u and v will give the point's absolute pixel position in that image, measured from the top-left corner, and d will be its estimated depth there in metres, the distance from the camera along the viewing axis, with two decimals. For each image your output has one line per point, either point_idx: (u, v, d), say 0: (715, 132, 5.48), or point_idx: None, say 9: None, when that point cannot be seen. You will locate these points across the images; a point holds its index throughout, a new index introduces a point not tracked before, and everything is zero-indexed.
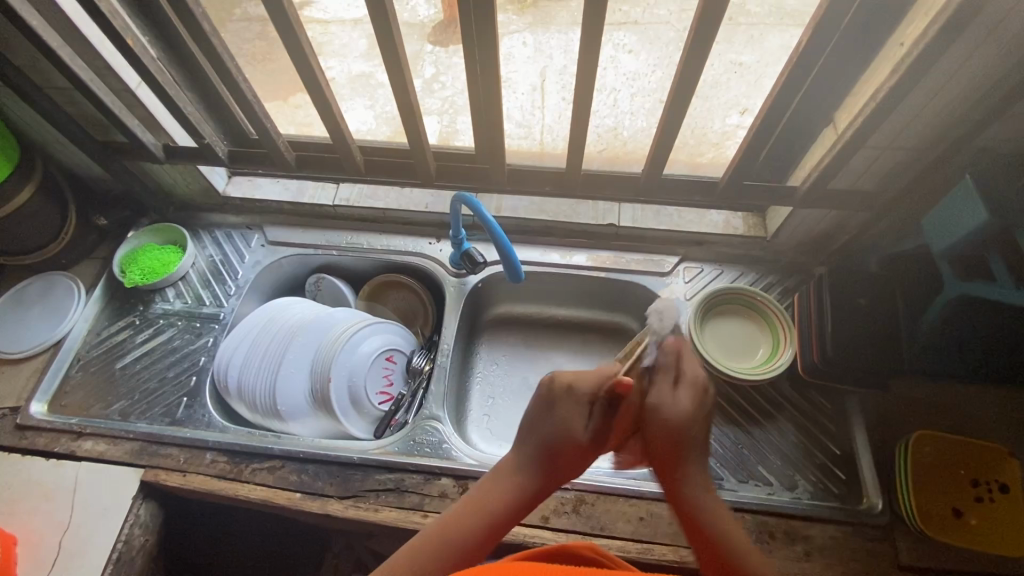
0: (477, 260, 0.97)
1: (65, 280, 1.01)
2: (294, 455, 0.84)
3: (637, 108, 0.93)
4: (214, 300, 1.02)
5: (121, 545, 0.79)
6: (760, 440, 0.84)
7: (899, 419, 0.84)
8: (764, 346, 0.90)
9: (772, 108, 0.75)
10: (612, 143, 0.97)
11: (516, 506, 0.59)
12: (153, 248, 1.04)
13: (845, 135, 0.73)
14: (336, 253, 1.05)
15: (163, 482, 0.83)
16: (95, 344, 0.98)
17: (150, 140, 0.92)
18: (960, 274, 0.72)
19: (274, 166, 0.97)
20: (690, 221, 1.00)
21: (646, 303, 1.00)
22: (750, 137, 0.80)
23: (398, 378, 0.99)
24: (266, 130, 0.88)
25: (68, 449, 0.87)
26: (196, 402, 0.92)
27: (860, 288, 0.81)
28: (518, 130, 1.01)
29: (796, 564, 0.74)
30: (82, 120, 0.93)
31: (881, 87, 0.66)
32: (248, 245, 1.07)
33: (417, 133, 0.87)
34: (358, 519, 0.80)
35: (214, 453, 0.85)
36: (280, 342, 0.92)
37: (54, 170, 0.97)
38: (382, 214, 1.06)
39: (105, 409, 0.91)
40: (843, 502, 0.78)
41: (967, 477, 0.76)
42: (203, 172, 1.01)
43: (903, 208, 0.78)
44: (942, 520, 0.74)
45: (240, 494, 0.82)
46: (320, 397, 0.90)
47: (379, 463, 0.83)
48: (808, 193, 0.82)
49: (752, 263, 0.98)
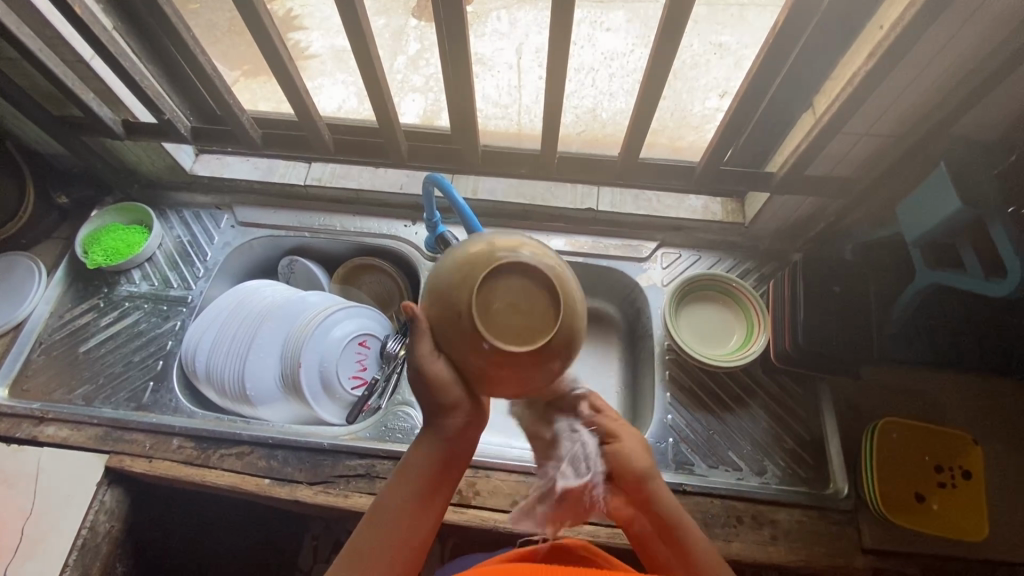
0: (452, 244, 0.95)
1: (23, 261, 0.97)
2: (262, 441, 0.83)
3: (616, 89, 0.87)
4: (182, 282, 0.99)
5: (85, 532, 0.77)
6: (731, 426, 0.85)
7: (868, 405, 0.85)
8: (738, 333, 0.90)
9: (749, 92, 0.73)
10: (591, 126, 0.92)
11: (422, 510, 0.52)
12: (118, 228, 1.01)
13: (822, 121, 0.72)
14: (308, 235, 1.03)
15: (128, 468, 0.82)
16: (57, 327, 0.95)
17: (107, 114, 0.88)
18: (932, 263, 0.71)
19: (241, 145, 0.94)
20: (669, 206, 0.99)
21: (623, 288, 0.99)
22: (727, 122, 0.78)
23: (372, 363, 0.97)
24: (229, 106, 0.85)
25: (29, 434, 0.85)
26: (163, 386, 0.90)
27: (834, 275, 0.81)
28: (495, 111, 0.94)
29: (761, 548, 0.75)
30: (34, 92, 0.88)
31: (858, 72, 0.64)
32: (217, 225, 1.04)
33: (388, 109, 0.84)
34: (328, 505, 0.79)
35: (181, 438, 0.84)
36: (250, 325, 0.90)
37: (9, 146, 0.93)
38: (356, 195, 1.04)
39: (68, 394, 0.89)
40: (810, 487, 0.80)
41: (931, 463, 0.76)
42: (169, 149, 0.98)
43: (880, 195, 0.77)
44: (904, 505, 0.75)
45: (208, 479, 0.81)
46: (290, 381, 0.89)
47: (351, 450, 0.82)
48: (785, 179, 0.81)
49: (730, 249, 0.98)
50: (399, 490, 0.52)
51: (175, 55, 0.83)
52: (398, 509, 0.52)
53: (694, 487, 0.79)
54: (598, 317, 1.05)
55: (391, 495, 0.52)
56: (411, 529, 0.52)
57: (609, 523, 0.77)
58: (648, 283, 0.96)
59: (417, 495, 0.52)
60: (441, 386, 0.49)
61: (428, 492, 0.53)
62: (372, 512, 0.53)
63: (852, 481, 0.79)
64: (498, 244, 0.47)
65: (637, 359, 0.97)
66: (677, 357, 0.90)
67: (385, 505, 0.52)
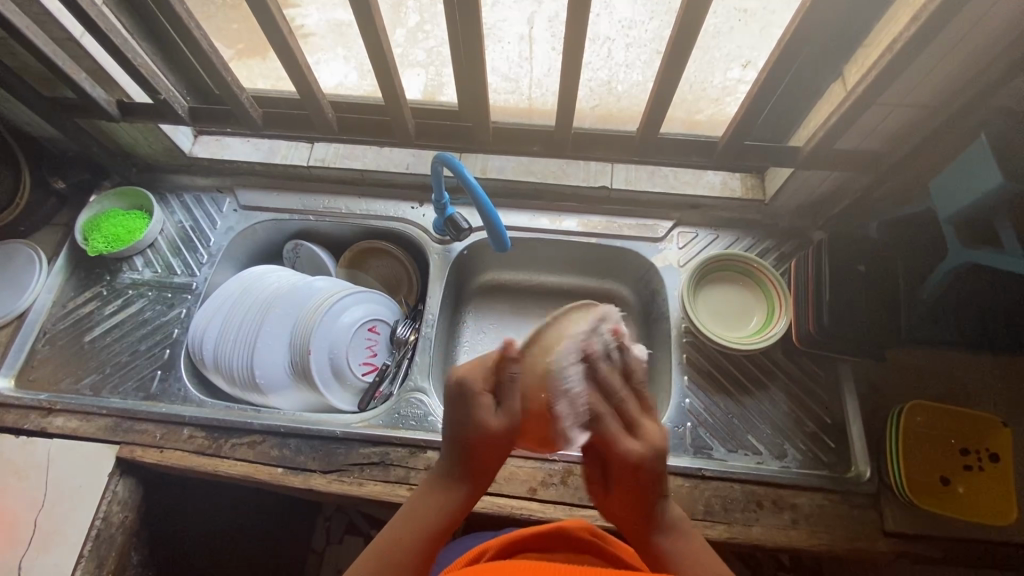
0: (462, 226, 0.91)
1: (22, 249, 0.95)
2: (274, 430, 0.81)
3: (633, 60, 0.81)
4: (186, 268, 0.97)
5: (99, 523, 0.77)
6: (751, 410, 0.83)
7: (891, 386, 0.83)
8: (758, 315, 0.88)
9: (777, 62, 0.69)
10: (606, 100, 0.88)
11: (444, 530, 0.56)
12: (117, 214, 0.98)
13: (854, 92, 0.68)
14: (313, 218, 1.00)
15: (140, 458, 0.81)
16: (61, 316, 0.94)
17: (101, 95, 0.84)
18: (966, 241, 0.68)
19: (240, 126, 0.91)
20: (685, 183, 0.95)
21: (638, 269, 0.97)
22: (752, 94, 0.74)
23: (382, 349, 0.96)
24: (227, 85, 0.81)
25: (39, 425, 0.83)
26: (171, 375, 0.89)
27: (860, 254, 0.78)
28: (505, 85, 0.88)
29: (782, 533, 0.74)
30: (23, 73, 0.84)
31: (897, 36, 0.60)
32: (219, 210, 1.01)
33: (393, 85, 0.80)
34: (342, 493, 0.77)
35: (191, 428, 0.83)
36: (257, 312, 0.88)
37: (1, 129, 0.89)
38: (360, 176, 1.00)
39: (75, 384, 0.88)
40: (831, 471, 0.78)
41: (956, 446, 0.75)
42: (166, 131, 0.94)
43: (913, 169, 0.73)
44: (929, 489, 0.73)
45: (220, 470, 0.79)
46: (300, 369, 0.87)
47: (364, 437, 0.81)
48: (811, 154, 0.78)
49: (748, 227, 0.95)
50: (405, 534, 0.55)
51: (168, 30, 0.79)
52: (404, 555, 0.53)
53: (713, 472, 0.78)
54: (612, 299, 1.02)
55: (397, 541, 0.54)
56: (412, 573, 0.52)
57: None
58: (663, 264, 0.93)
59: (423, 543, 0.54)
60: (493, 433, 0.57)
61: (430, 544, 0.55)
62: (377, 552, 0.53)
63: (874, 465, 0.78)
64: (563, 340, 0.59)
65: (653, 342, 0.95)
66: (695, 340, 0.88)
67: (392, 553, 0.53)
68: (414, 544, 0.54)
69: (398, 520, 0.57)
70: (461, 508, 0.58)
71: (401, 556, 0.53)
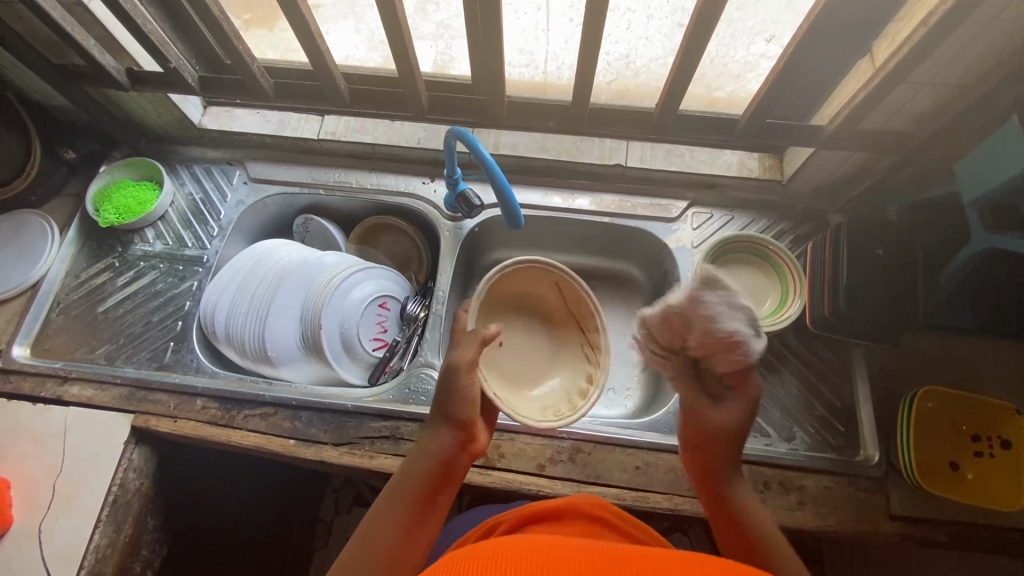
0: (474, 202, 0.90)
1: (35, 219, 0.95)
2: (286, 402, 0.82)
3: (653, 33, 0.80)
4: (197, 241, 0.97)
5: (116, 489, 0.78)
6: (760, 392, 0.83)
7: (904, 372, 0.82)
8: (773, 297, 0.87)
9: (803, 38, 0.66)
10: (624, 74, 0.86)
11: (432, 496, 0.59)
12: (127, 184, 0.97)
13: (884, 68, 0.66)
14: (323, 193, 0.99)
15: (154, 427, 0.81)
16: (74, 286, 0.94)
17: (111, 62, 0.83)
18: (990, 225, 0.66)
19: (251, 96, 0.89)
20: (702, 161, 0.94)
21: (651, 249, 0.96)
22: (775, 70, 0.72)
23: (393, 324, 0.96)
24: (237, 53, 0.79)
25: (55, 394, 0.84)
26: (184, 346, 0.89)
27: (879, 238, 0.76)
28: (520, 57, 0.86)
29: (788, 514, 0.74)
30: (31, 38, 0.83)
31: (935, 9, 0.58)
32: (229, 182, 1.00)
33: (407, 58, 0.78)
34: (353, 466, 0.78)
35: (204, 399, 0.83)
36: (269, 285, 0.88)
37: (10, 96, 0.88)
38: (371, 150, 0.99)
39: (89, 353, 0.89)
40: (839, 454, 0.79)
41: (968, 432, 0.74)
42: (176, 101, 0.93)
43: (940, 149, 0.71)
44: (938, 474, 0.73)
45: (233, 440, 0.80)
46: (312, 343, 0.88)
47: (375, 411, 0.81)
48: (834, 134, 0.76)
49: (765, 209, 0.93)
50: (390, 510, 0.57)
51: None
52: (390, 531, 0.55)
53: None
54: (623, 279, 1.02)
55: (384, 512, 0.57)
56: (400, 539, 0.55)
57: (635, 486, 0.76)
58: (677, 245, 0.92)
59: (406, 516, 0.57)
60: (458, 392, 0.62)
61: (416, 510, 0.57)
62: (364, 527, 0.56)
63: (883, 449, 0.78)
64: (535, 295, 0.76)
65: None
66: None
67: (374, 534, 0.55)
68: (398, 515, 0.57)
69: (386, 495, 0.59)
70: (450, 476, 0.61)
71: (386, 529, 0.55)
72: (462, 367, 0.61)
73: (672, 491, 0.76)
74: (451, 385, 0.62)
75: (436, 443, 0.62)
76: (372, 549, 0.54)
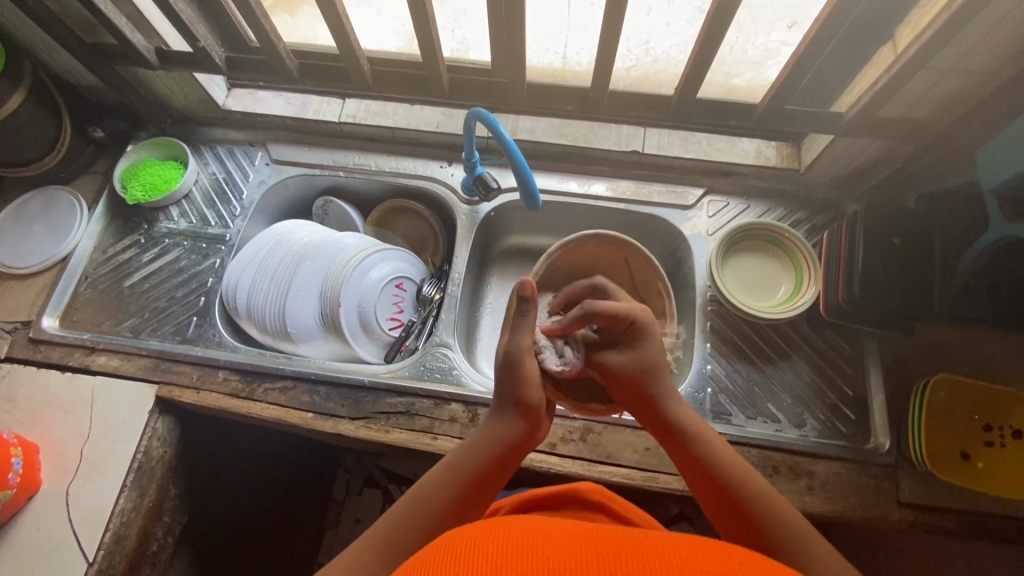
0: (491, 184, 0.90)
1: (64, 195, 0.98)
2: (305, 376, 0.84)
3: (675, 18, 0.81)
4: (219, 220, 0.99)
5: (140, 455, 0.80)
6: (772, 379, 0.84)
7: (918, 362, 0.82)
8: (786, 285, 0.88)
9: (824, 24, 0.67)
10: (643, 61, 0.87)
11: (487, 482, 0.59)
12: (153, 163, 1.00)
13: (906, 54, 0.66)
14: (343, 175, 1.01)
15: (177, 397, 0.84)
16: (101, 262, 0.97)
17: (141, 41, 0.85)
18: (1009, 214, 0.66)
19: (275, 76, 0.90)
20: (719, 149, 0.94)
21: (665, 236, 0.96)
22: (795, 56, 0.72)
23: (409, 305, 0.98)
24: (264, 33, 0.81)
25: (82, 363, 0.87)
26: (206, 321, 0.92)
27: (896, 226, 0.76)
28: (541, 42, 0.87)
29: (797, 497, 0.75)
30: (64, 16, 0.85)
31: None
32: (251, 163, 1.02)
33: (430, 41, 0.79)
34: (369, 439, 0.80)
35: (226, 371, 0.86)
36: (290, 263, 0.91)
37: (42, 74, 0.91)
38: (390, 133, 1.00)
39: (115, 326, 0.91)
40: (850, 441, 0.79)
41: (979, 422, 0.75)
42: (201, 82, 0.95)
43: (960, 138, 0.71)
44: (948, 461, 0.74)
45: (253, 412, 0.83)
46: (330, 321, 0.90)
47: (391, 387, 0.83)
48: (853, 121, 0.76)
49: (781, 198, 0.93)
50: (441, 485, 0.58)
51: None
52: (436, 510, 0.56)
53: (732, 437, 0.79)
54: None
55: (437, 485, 0.58)
56: (445, 517, 0.56)
57: (645, 467, 0.77)
58: (692, 232, 0.93)
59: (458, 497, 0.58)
60: (527, 380, 0.63)
61: (471, 489, 0.58)
62: (413, 500, 0.57)
63: (894, 437, 0.78)
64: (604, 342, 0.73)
65: (678, 309, 0.95)
66: (719, 308, 0.89)
67: (423, 508, 0.56)
68: (452, 491, 0.58)
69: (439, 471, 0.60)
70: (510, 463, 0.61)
71: (434, 508, 0.56)
72: (523, 352, 0.63)
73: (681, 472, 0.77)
74: (517, 368, 0.63)
75: (504, 428, 0.62)
76: (419, 522, 0.55)
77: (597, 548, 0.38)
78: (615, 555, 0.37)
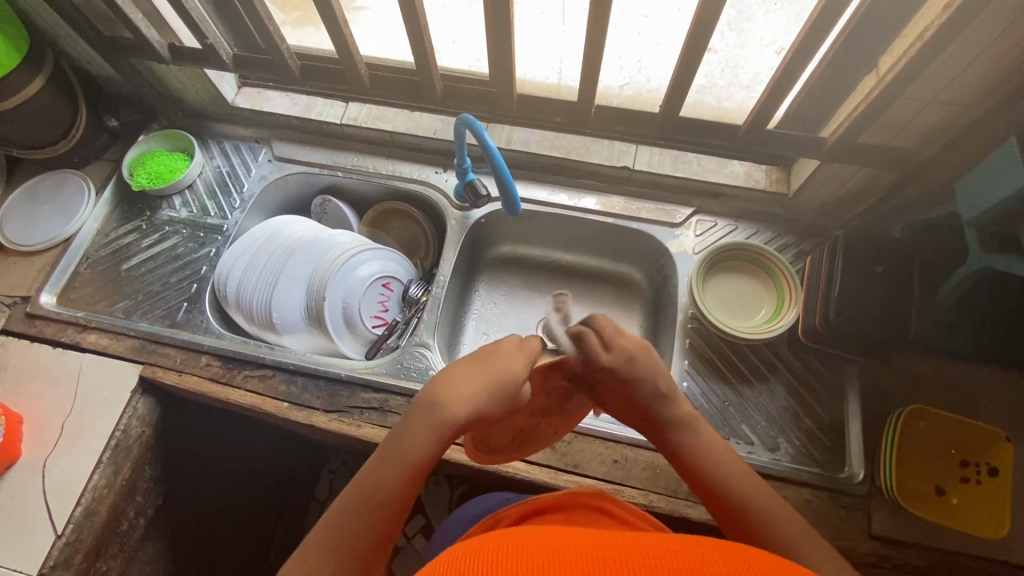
0: (480, 192, 0.93)
1: (75, 179, 1.02)
2: (285, 366, 0.86)
3: (665, 39, 0.82)
4: (219, 212, 1.02)
5: (119, 433, 0.82)
6: (748, 400, 0.83)
7: (898, 393, 0.81)
8: (767, 306, 0.88)
9: (806, 50, 0.68)
10: (635, 79, 0.89)
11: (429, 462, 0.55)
12: (161, 153, 1.04)
13: (885, 84, 0.67)
14: (341, 175, 1.04)
15: (160, 379, 0.86)
16: (103, 244, 1.00)
17: (155, 37, 0.89)
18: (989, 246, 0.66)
19: (280, 76, 0.94)
20: (709, 170, 0.95)
21: (652, 252, 0.97)
22: (779, 80, 0.73)
23: (394, 305, 0.99)
24: (269, 33, 0.84)
25: (74, 340, 0.89)
26: (196, 307, 0.94)
27: (877, 254, 0.77)
28: (536, 57, 0.89)
29: None
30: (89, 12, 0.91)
31: (931, 25, 0.59)
32: (255, 159, 1.06)
33: (424, 47, 0.81)
34: (340, 433, 0.81)
35: (209, 356, 0.88)
36: (279, 257, 0.93)
37: (63, 63, 0.96)
38: (389, 138, 1.03)
39: (109, 307, 0.94)
40: (824, 469, 0.77)
41: (956, 457, 0.73)
42: (211, 77, 0.99)
43: (942, 168, 0.72)
44: (924, 496, 0.72)
45: (231, 398, 0.84)
46: (315, 315, 0.92)
47: (367, 382, 0.84)
48: (836, 147, 0.76)
49: (769, 221, 0.94)
50: (394, 466, 0.54)
51: None
52: (389, 493, 0.53)
53: None
54: (623, 282, 1.03)
55: (384, 473, 0.53)
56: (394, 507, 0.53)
57: (611, 479, 0.77)
58: (678, 250, 0.93)
59: (407, 477, 0.54)
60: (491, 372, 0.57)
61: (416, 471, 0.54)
62: (360, 492, 0.53)
63: (869, 467, 0.76)
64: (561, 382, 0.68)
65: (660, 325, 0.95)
66: (699, 326, 0.89)
67: (375, 497, 0.53)
68: (396, 479, 0.53)
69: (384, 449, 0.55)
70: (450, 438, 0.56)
71: (385, 495, 0.53)
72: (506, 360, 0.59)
73: (647, 487, 0.76)
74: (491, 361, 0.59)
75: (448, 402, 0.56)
76: (372, 514, 0.52)
77: (588, 554, 0.36)
78: (611, 559, 0.35)
